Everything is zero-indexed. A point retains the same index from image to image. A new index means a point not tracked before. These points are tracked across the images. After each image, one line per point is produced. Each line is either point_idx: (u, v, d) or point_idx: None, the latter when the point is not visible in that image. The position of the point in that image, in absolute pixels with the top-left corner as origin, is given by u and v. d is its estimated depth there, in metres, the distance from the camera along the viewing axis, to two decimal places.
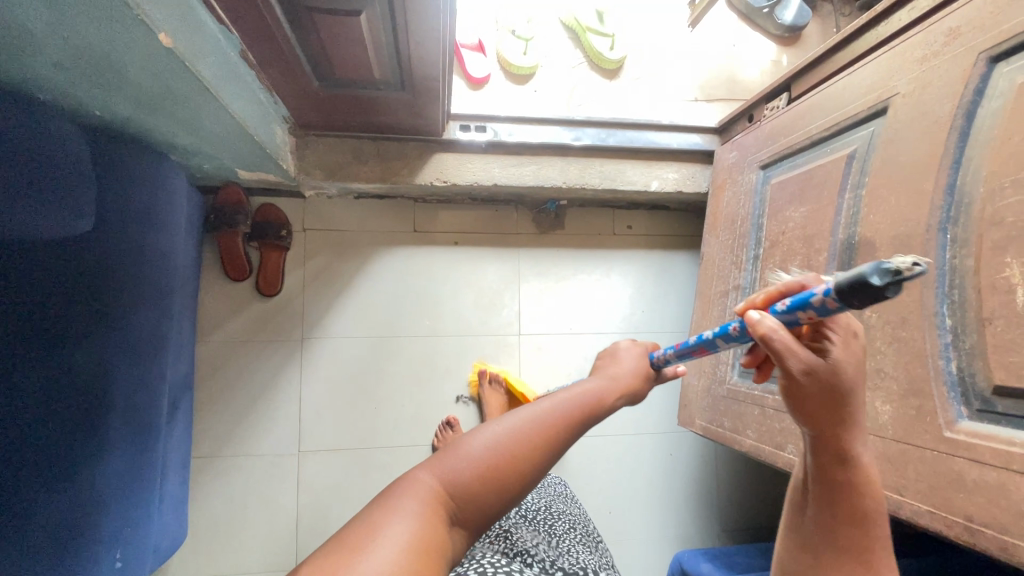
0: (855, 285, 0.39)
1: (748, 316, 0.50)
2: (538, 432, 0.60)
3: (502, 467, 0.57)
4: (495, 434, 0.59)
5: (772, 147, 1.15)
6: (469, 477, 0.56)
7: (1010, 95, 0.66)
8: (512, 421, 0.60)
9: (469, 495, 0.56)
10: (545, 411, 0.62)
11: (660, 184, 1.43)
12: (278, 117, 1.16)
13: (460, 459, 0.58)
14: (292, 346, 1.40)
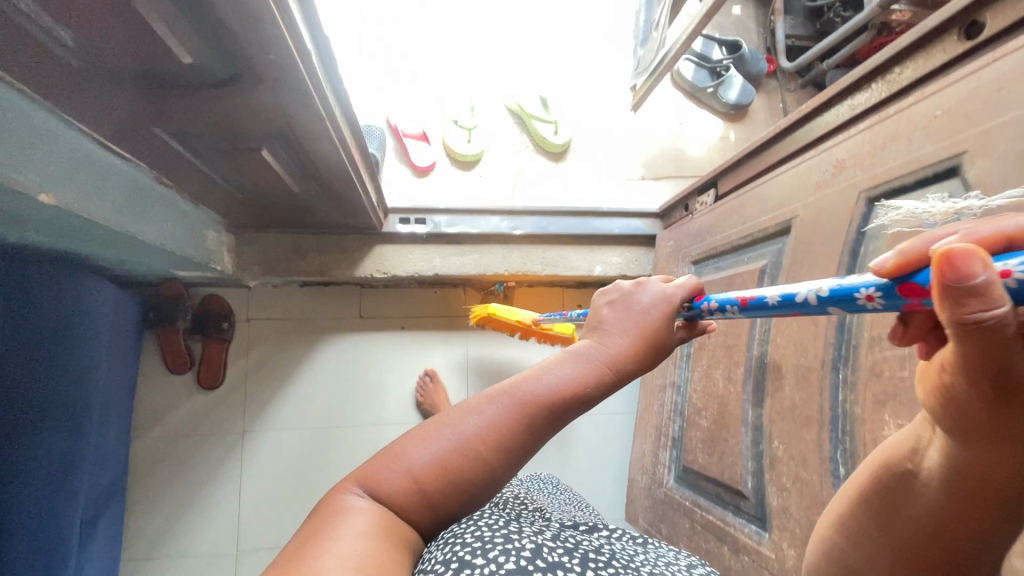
0: None
1: (962, 260, 0.25)
2: (491, 443, 0.52)
3: (450, 472, 0.51)
4: (441, 447, 0.51)
5: (701, 244, 1.15)
6: (409, 486, 0.50)
7: (885, 241, 0.66)
8: (462, 431, 0.52)
9: (412, 501, 0.50)
10: (501, 414, 0.53)
11: (604, 268, 1.43)
12: (209, 222, 1.17)
13: (399, 468, 0.51)
14: (233, 440, 1.38)
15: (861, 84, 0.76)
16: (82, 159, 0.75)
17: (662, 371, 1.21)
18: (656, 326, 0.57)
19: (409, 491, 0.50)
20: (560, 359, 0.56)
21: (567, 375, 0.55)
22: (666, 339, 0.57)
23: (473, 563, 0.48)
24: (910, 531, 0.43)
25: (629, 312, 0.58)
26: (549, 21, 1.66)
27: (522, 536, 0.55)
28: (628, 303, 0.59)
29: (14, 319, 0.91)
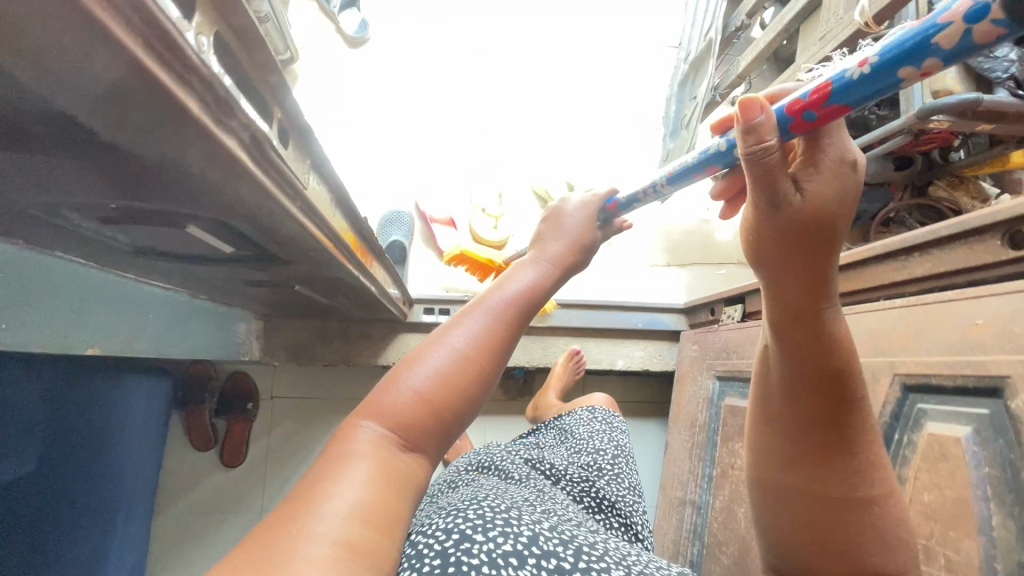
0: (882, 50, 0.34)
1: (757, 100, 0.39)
2: (478, 350, 0.54)
3: (447, 391, 0.52)
4: (438, 362, 0.52)
5: (726, 360, 1.14)
6: (410, 406, 0.49)
7: (923, 441, 0.64)
8: (451, 345, 0.53)
9: (412, 424, 0.50)
10: (485, 321, 0.56)
11: (626, 362, 1.42)
12: (239, 317, 1.20)
13: (399, 391, 0.50)
14: (249, 520, 1.38)
15: (899, 254, 0.75)
16: (128, 302, 0.78)
17: (683, 485, 1.18)
18: (581, 231, 0.71)
19: (414, 409, 0.49)
20: (521, 270, 0.64)
21: (532, 278, 0.63)
22: (589, 242, 0.72)
23: (472, 538, 0.48)
24: (802, 402, 0.53)
25: (560, 223, 0.71)
26: (579, 105, 1.68)
27: (523, 520, 0.53)
28: (559, 215, 0.73)
29: (49, 433, 0.95)
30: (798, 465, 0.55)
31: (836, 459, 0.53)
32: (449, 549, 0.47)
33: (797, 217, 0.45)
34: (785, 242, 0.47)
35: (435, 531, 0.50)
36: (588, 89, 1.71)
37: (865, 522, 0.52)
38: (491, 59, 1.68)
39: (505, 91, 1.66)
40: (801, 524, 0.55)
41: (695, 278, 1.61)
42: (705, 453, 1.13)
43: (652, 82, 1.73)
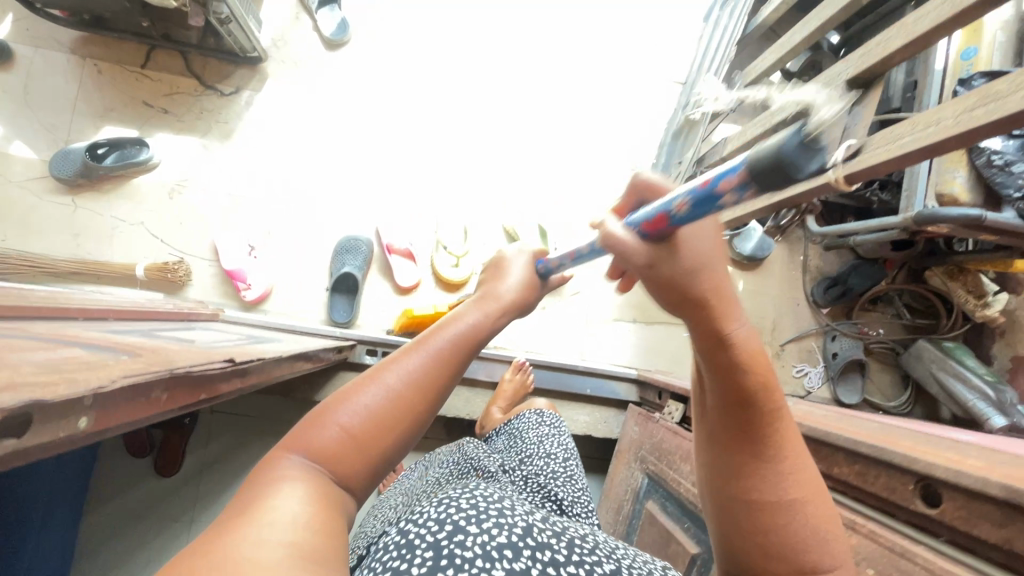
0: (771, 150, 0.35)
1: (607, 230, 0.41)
2: (416, 385, 0.53)
3: (384, 423, 0.50)
4: (367, 401, 0.50)
5: (655, 461, 1.11)
6: (338, 438, 0.47)
7: None
8: (386, 381, 0.52)
9: (341, 457, 0.47)
10: (425, 359, 0.54)
11: (569, 425, 1.38)
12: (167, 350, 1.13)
13: (325, 427, 0.48)
14: (180, 528, 1.39)
15: (821, 442, 0.69)
16: None
17: None
18: (521, 280, 0.67)
19: (347, 445, 0.47)
20: (464, 311, 0.60)
21: (476, 318, 0.60)
22: (529, 297, 0.68)
23: (467, 530, 0.49)
24: (720, 432, 0.48)
25: (499, 271, 0.67)
26: (565, 139, 1.57)
27: (515, 512, 0.55)
28: (500, 258, 0.69)
29: None
30: (733, 510, 0.48)
31: (770, 489, 0.46)
32: (443, 540, 0.48)
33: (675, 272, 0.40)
34: (672, 298, 0.42)
35: (427, 520, 0.51)
36: (578, 121, 1.58)
37: (811, 547, 0.45)
38: (478, 76, 1.56)
39: (488, 114, 1.55)
40: (751, 571, 0.47)
41: (658, 339, 1.55)
42: None
43: (647, 120, 1.62)
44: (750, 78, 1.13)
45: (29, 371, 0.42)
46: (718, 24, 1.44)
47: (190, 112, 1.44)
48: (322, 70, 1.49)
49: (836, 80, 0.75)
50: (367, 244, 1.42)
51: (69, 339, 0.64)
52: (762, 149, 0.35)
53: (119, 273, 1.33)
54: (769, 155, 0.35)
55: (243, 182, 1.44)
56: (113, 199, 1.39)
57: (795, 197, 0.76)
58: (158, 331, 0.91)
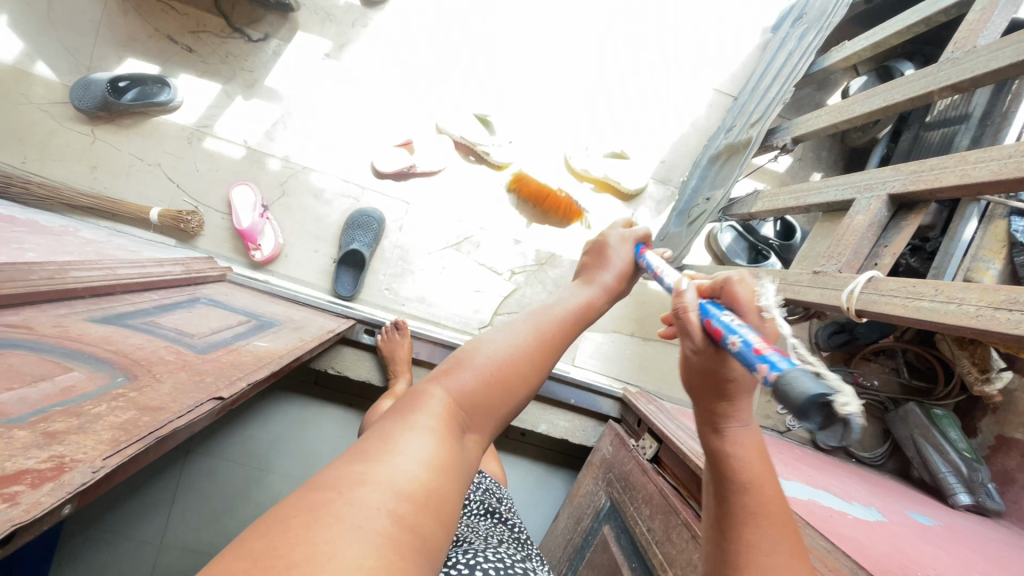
0: (796, 392, 0.35)
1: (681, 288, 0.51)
2: (529, 366, 0.58)
3: (500, 384, 0.55)
4: (500, 358, 0.56)
5: (621, 489, 1.16)
6: (475, 386, 0.53)
7: None
8: (511, 352, 0.57)
9: (474, 402, 0.53)
10: (541, 331, 0.61)
11: (548, 428, 1.41)
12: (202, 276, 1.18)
13: (466, 373, 0.54)
14: (164, 466, 1.39)
15: None
16: None
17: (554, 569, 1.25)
18: (620, 269, 0.73)
19: (476, 394, 0.53)
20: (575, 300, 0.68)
21: (585, 304, 0.68)
22: (625, 288, 0.75)
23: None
24: (719, 497, 0.53)
25: (602, 262, 0.74)
26: (595, 137, 1.50)
27: (532, 574, 0.62)
28: (603, 250, 0.76)
29: None
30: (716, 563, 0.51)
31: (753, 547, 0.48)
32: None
33: (702, 359, 0.50)
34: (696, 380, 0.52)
35: (457, 563, 0.56)
36: (611, 117, 1.51)
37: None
38: (515, 56, 1.49)
39: (519, 99, 1.48)
40: None
41: (652, 356, 1.56)
42: (575, 556, 1.20)
43: (684, 130, 1.53)
44: (801, 131, 1.04)
45: (22, 435, 0.44)
46: (782, 43, 1.33)
47: (215, 54, 1.40)
48: (354, 27, 1.43)
49: (881, 187, 0.71)
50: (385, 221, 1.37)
51: (72, 344, 0.66)
52: (798, 379, 0.35)
53: (134, 214, 1.35)
54: (791, 389, 0.35)
55: (259, 135, 1.41)
56: (132, 136, 1.38)
57: (806, 302, 0.74)
58: (162, 309, 0.93)
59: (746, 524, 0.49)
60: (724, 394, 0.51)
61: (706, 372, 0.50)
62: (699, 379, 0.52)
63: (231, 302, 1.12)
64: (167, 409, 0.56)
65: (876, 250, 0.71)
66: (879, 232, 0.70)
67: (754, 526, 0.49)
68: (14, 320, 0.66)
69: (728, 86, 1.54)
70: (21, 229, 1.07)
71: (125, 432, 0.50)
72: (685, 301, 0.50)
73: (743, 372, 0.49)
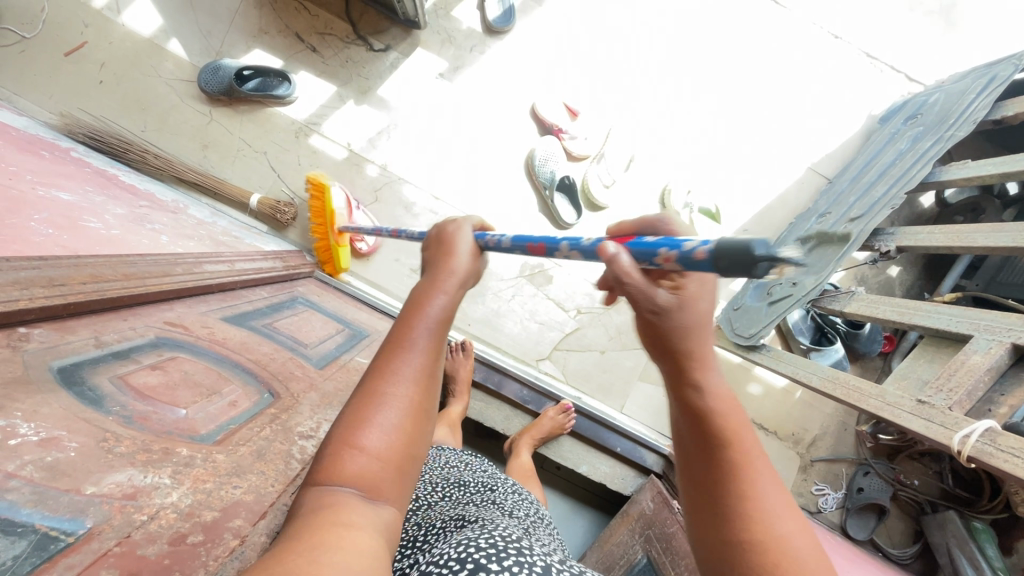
0: (739, 247, 0.35)
1: (604, 248, 0.45)
2: (424, 380, 0.46)
3: (407, 438, 0.44)
4: (394, 418, 0.43)
5: (659, 550, 1.18)
6: (373, 462, 0.41)
7: None
8: (396, 395, 0.44)
9: (379, 477, 0.41)
10: (421, 359, 0.47)
11: (588, 470, 1.43)
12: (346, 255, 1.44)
13: (355, 455, 0.41)
14: None
15: None
16: None
17: None
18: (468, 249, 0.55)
19: (381, 468, 0.41)
20: (429, 291, 0.50)
21: (447, 305, 0.50)
22: (478, 271, 0.57)
23: (487, 567, 0.55)
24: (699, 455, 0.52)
25: (448, 248, 0.54)
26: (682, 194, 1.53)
27: (533, 552, 0.60)
28: (450, 241, 0.55)
29: None
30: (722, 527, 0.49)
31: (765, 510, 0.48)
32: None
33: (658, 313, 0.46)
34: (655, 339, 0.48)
35: (451, 560, 0.57)
36: (704, 177, 1.52)
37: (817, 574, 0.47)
38: (618, 102, 1.52)
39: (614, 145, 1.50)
40: None
41: None
42: None
43: (772, 203, 1.53)
44: (908, 244, 1.07)
45: (221, 459, 0.48)
46: (890, 138, 1.34)
47: (336, 58, 1.46)
48: (471, 52, 1.48)
49: (1005, 335, 0.73)
50: (537, 156, 1.42)
51: (220, 348, 0.70)
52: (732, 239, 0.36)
53: (234, 197, 1.39)
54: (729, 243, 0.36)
55: (363, 140, 1.47)
56: (246, 122, 1.44)
57: (905, 427, 0.76)
58: (273, 309, 0.98)
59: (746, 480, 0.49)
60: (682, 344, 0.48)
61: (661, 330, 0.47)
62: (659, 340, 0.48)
63: (323, 304, 1.17)
64: (315, 438, 0.61)
65: (989, 396, 0.72)
66: (995, 377, 0.72)
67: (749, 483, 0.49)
68: (171, 317, 0.71)
69: (823, 167, 1.54)
70: (145, 202, 1.12)
71: (292, 464, 0.54)
72: (620, 262, 0.44)
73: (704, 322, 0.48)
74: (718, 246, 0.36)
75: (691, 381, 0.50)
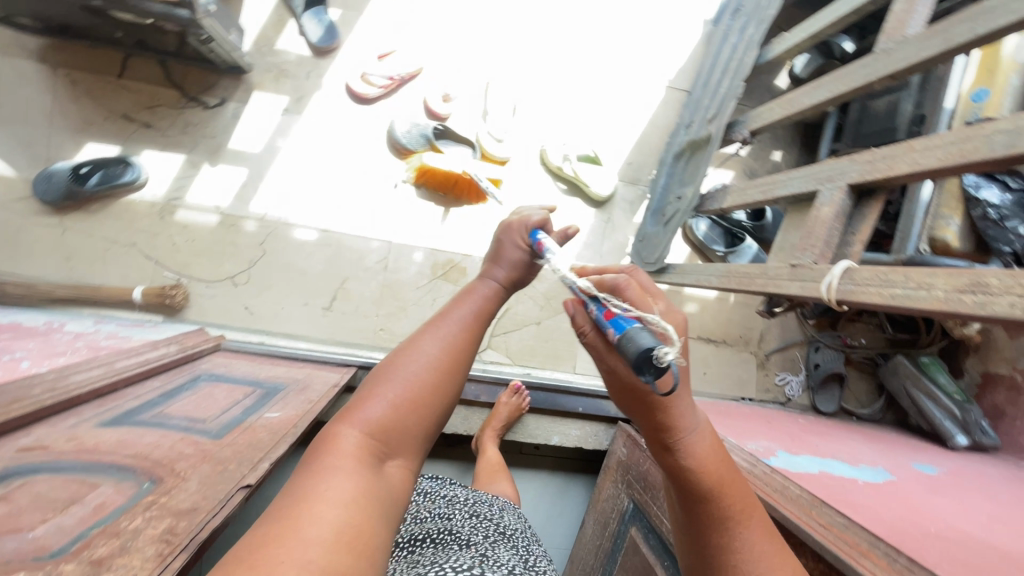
0: (629, 350, 0.45)
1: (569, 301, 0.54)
2: (446, 352, 0.64)
3: (414, 394, 0.61)
4: (407, 375, 0.61)
5: (639, 492, 1.20)
6: (381, 412, 0.58)
7: None
8: (419, 357, 0.63)
9: (386, 424, 0.58)
10: (448, 335, 0.65)
11: (560, 439, 1.44)
12: (260, 311, 1.41)
13: (371, 406, 0.58)
14: None
15: (796, 530, 0.76)
16: None
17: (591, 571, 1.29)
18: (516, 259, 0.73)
19: (383, 417, 0.58)
20: (481, 287, 0.73)
21: (487, 290, 0.72)
22: (529, 271, 0.77)
23: None
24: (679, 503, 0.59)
25: (499, 254, 0.75)
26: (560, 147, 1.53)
27: None
28: (503, 242, 0.76)
29: None
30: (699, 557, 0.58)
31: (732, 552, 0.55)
32: None
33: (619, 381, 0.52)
34: (623, 398, 0.54)
35: None
36: (575, 128, 1.54)
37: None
38: (470, 81, 1.50)
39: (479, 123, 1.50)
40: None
41: None
42: (608, 558, 1.25)
43: (643, 129, 1.58)
44: (757, 125, 1.12)
45: (71, 569, 0.45)
46: (724, 34, 1.37)
47: (174, 126, 1.41)
48: (309, 79, 1.44)
49: (841, 178, 0.76)
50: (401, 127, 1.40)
51: (90, 455, 0.66)
52: (633, 334, 0.46)
53: (116, 299, 1.33)
54: (626, 350, 0.45)
55: (231, 198, 1.42)
56: (102, 219, 1.37)
57: (787, 294, 0.79)
58: (167, 396, 0.93)
59: (724, 520, 0.56)
60: (651, 405, 0.52)
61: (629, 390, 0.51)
62: (625, 396, 0.53)
63: (231, 373, 1.12)
64: (200, 509, 0.57)
65: (845, 238, 0.76)
66: (844, 221, 0.75)
67: (728, 524, 0.56)
68: (28, 442, 0.66)
69: (679, 82, 1.60)
70: (6, 335, 1.05)
71: (167, 544, 0.51)
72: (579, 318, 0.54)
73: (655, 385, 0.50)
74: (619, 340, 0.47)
75: (668, 440, 0.54)
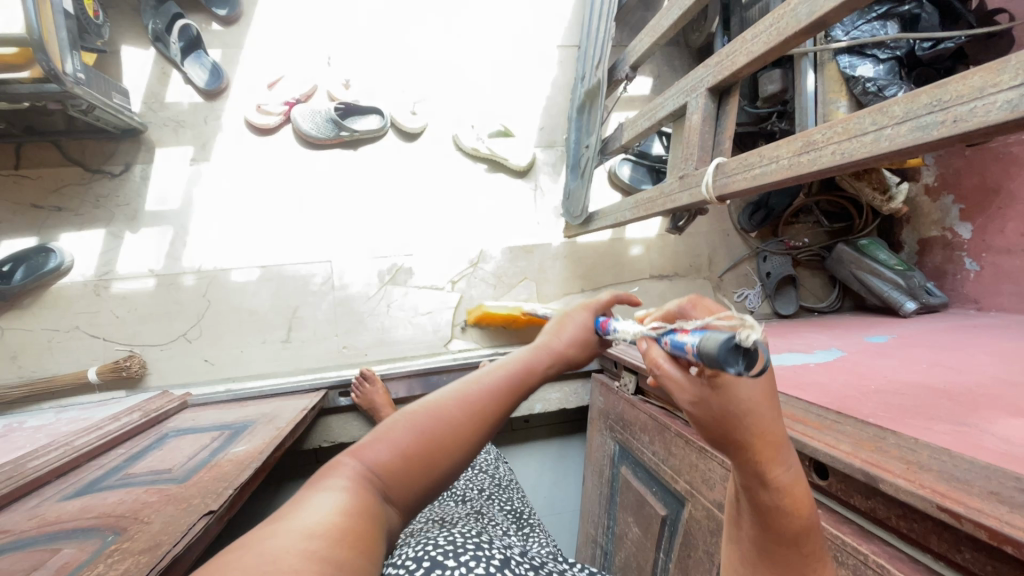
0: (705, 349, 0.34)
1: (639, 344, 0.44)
2: (473, 411, 0.55)
3: (428, 446, 0.51)
4: (425, 424, 0.52)
5: (623, 434, 1.23)
6: (391, 454, 0.49)
7: None
8: (446, 409, 0.54)
9: (394, 472, 0.49)
10: (483, 396, 0.56)
11: (543, 405, 1.47)
12: (221, 360, 1.41)
13: (383, 445, 0.50)
14: None
15: None
16: None
17: (598, 519, 1.34)
18: (581, 338, 0.65)
19: (392, 461, 0.49)
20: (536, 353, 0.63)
21: (535, 361, 0.62)
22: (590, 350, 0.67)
23: (444, 564, 0.53)
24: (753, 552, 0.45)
25: (562, 322, 0.67)
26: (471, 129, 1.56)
27: (492, 546, 0.60)
28: (565, 316, 0.68)
29: None
30: None
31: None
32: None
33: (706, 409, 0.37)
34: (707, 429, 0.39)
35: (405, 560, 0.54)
36: (480, 107, 1.57)
37: None
38: (367, 86, 1.52)
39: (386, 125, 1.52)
40: None
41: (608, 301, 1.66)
42: (607, 498, 1.30)
43: (546, 93, 1.61)
44: (635, 58, 1.16)
45: None
46: None
47: (85, 203, 1.40)
48: (207, 123, 1.44)
49: (701, 85, 0.80)
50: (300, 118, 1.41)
51: (52, 527, 0.67)
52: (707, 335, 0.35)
53: (73, 384, 1.32)
54: (703, 349, 0.35)
55: (162, 259, 1.42)
56: (38, 312, 1.36)
57: (683, 206, 0.83)
58: (133, 459, 0.94)
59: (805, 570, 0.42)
60: (741, 438, 0.37)
61: (716, 418, 0.37)
62: (709, 427, 0.38)
63: (199, 424, 1.13)
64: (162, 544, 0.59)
65: (716, 139, 0.80)
66: (713, 124, 0.80)
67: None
68: None
69: (568, 39, 1.64)
70: None
71: None
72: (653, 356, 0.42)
73: (758, 408, 0.36)
74: (698, 351, 0.36)
75: (758, 480, 0.40)
